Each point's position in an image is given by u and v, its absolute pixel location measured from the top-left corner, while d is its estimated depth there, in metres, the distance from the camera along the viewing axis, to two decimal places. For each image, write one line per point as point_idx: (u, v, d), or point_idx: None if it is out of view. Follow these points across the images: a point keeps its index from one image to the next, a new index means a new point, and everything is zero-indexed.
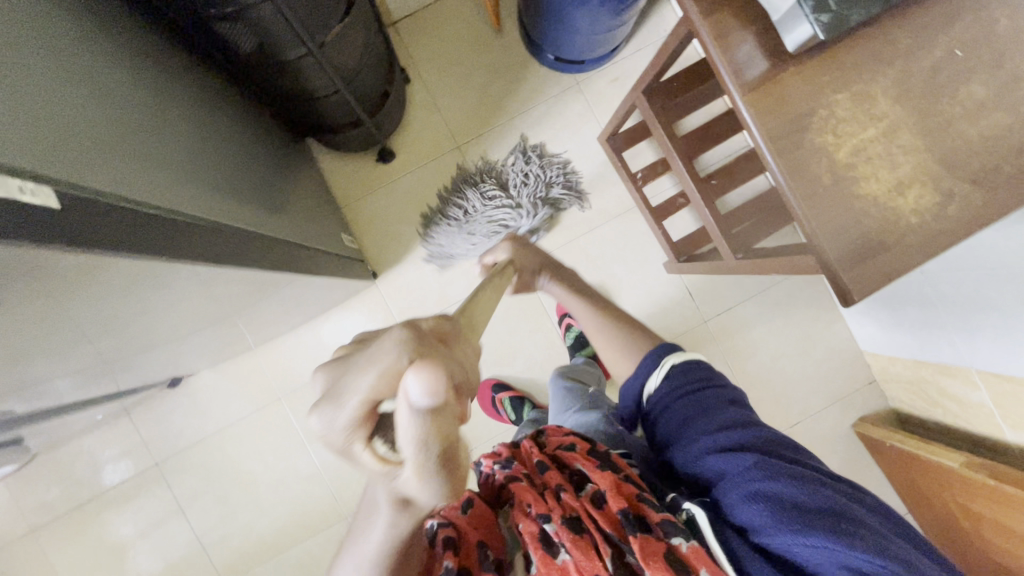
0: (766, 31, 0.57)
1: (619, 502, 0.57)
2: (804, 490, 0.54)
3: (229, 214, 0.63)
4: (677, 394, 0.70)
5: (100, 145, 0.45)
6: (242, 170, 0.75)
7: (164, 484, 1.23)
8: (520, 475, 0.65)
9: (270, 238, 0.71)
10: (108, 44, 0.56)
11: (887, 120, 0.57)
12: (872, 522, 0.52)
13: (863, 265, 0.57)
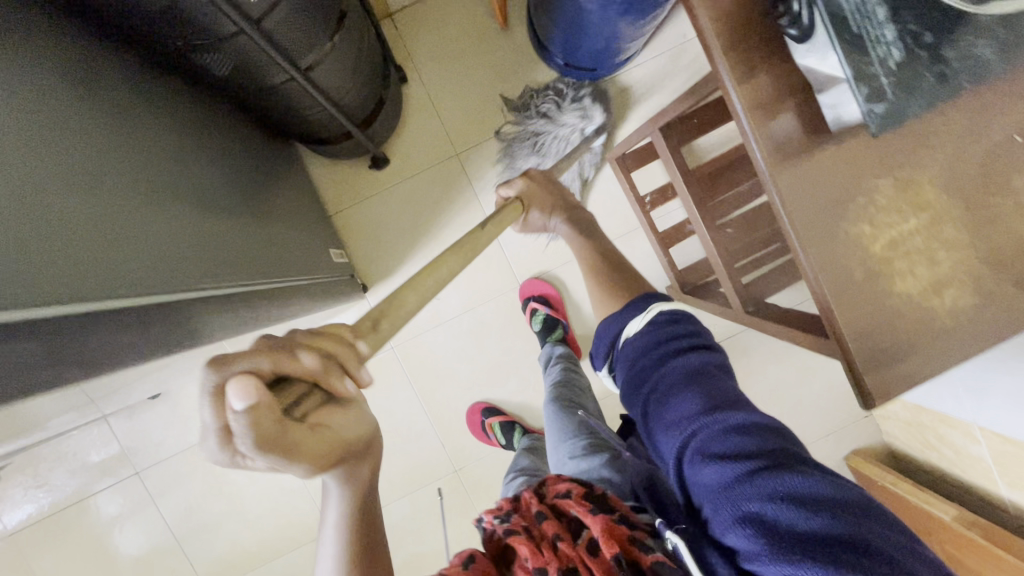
0: (807, 105, 0.51)
1: (612, 548, 0.48)
2: (807, 511, 0.41)
3: (223, 265, 0.58)
4: (659, 360, 0.60)
5: (84, 246, 0.39)
6: (231, 202, 0.69)
7: (144, 493, 1.21)
8: (516, 528, 0.55)
9: (264, 283, 0.67)
10: (85, 99, 0.49)
11: (931, 210, 0.52)
12: (896, 550, 0.39)
13: (888, 369, 0.53)
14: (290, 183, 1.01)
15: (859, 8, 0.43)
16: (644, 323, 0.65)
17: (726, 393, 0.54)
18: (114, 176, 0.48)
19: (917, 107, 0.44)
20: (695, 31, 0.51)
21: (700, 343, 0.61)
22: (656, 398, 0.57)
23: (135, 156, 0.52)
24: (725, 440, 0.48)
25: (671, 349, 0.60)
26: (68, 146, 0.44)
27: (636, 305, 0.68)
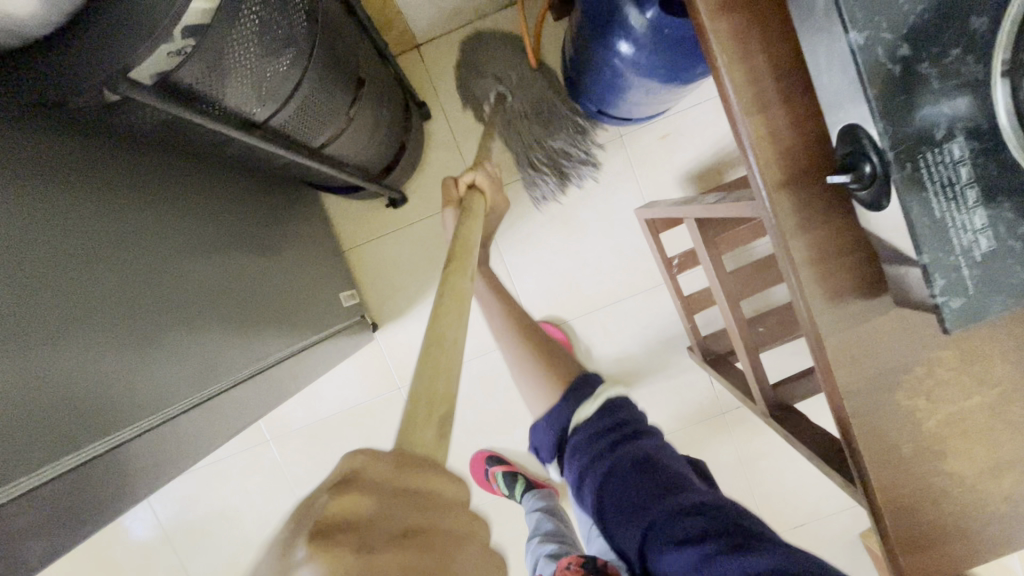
0: (868, 263, 0.45)
1: None
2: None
3: (205, 377, 0.56)
4: (606, 449, 0.59)
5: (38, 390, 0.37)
6: (231, 287, 0.66)
7: (150, 508, 1.24)
8: None
9: (252, 374, 0.66)
10: (67, 209, 0.46)
11: (999, 390, 0.46)
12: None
13: (929, 552, 0.48)
14: (300, 226, 0.97)
15: (945, 188, 0.37)
16: (592, 407, 0.65)
17: (668, 466, 0.56)
18: (95, 317, 0.45)
19: (997, 308, 0.38)
20: (744, 168, 0.46)
21: (635, 423, 0.62)
22: (606, 485, 0.56)
23: (125, 268, 0.50)
24: (673, 521, 0.48)
25: (608, 435, 0.61)
26: (54, 294, 0.42)
27: (577, 390, 0.67)
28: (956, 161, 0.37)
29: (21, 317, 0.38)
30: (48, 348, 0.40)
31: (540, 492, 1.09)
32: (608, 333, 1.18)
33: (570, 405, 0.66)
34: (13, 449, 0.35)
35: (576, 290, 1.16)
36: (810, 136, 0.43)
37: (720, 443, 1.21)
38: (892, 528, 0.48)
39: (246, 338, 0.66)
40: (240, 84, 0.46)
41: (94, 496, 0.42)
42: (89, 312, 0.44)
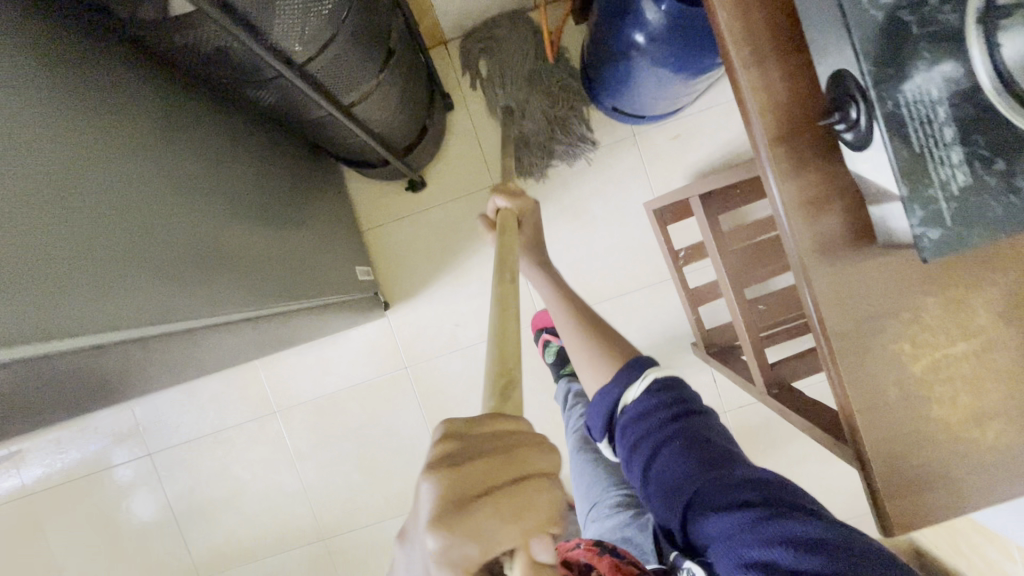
0: (857, 210, 0.47)
1: None
2: (821, 555, 0.45)
3: (238, 295, 0.60)
4: (656, 424, 0.64)
5: (85, 261, 0.42)
6: (254, 232, 0.71)
7: (153, 472, 1.27)
8: None
9: (271, 312, 0.70)
10: (114, 123, 0.51)
11: (982, 339, 0.47)
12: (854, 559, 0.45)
13: (913, 497, 0.49)
14: (321, 200, 1.03)
15: (924, 125, 0.40)
16: (643, 392, 0.68)
17: (716, 442, 0.60)
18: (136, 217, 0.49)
19: (975, 238, 0.41)
20: (743, 121, 0.49)
21: (688, 402, 0.66)
22: (655, 455, 0.61)
23: (159, 180, 0.55)
24: (720, 487, 0.53)
25: (660, 411, 0.65)
26: (102, 190, 0.47)
27: (629, 373, 0.71)
28: (934, 101, 0.40)
29: (72, 198, 0.43)
30: (96, 223, 0.44)
31: None
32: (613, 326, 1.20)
33: (622, 389, 0.70)
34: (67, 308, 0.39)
35: (584, 281, 1.19)
36: (803, 88, 0.47)
37: None
38: (876, 472, 0.49)
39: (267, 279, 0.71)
40: (285, 21, 0.52)
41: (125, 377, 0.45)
42: (130, 212, 0.49)
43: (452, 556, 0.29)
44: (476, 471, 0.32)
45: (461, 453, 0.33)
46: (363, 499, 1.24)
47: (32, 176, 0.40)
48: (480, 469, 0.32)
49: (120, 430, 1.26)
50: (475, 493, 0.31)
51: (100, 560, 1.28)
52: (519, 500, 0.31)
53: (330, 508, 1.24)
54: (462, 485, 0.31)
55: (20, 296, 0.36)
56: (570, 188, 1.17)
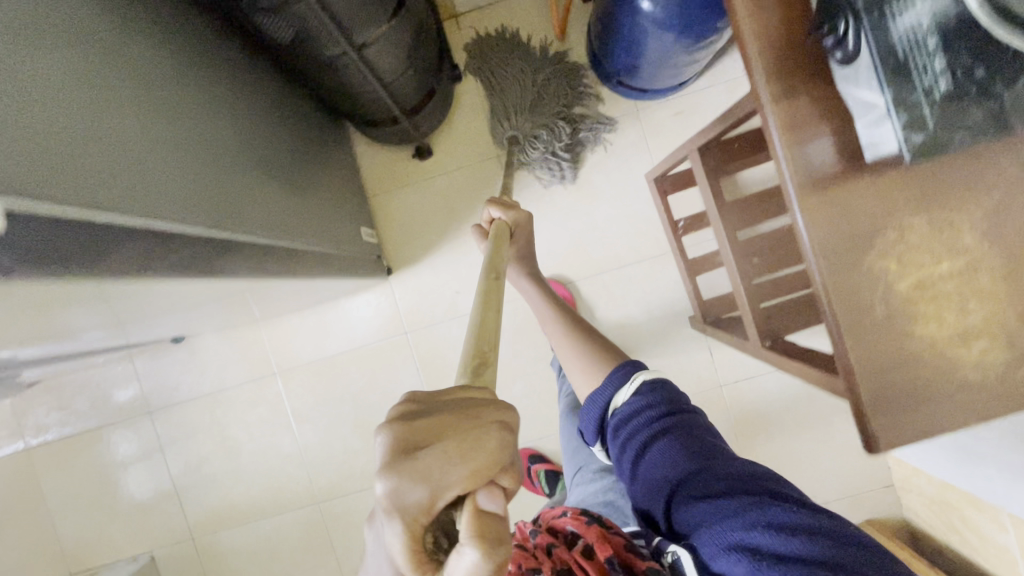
0: (846, 131, 0.49)
1: (605, 551, 0.59)
2: (799, 538, 0.47)
3: (234, 219, 0.61)
4: (643, 424, 0.65)
5: (104, 140, 0.44)
6: (258, 166, 0.73)
7: (153, 430, 1.29)
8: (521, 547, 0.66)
9: (276, 244, 0.71)
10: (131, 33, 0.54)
11: (968, 258, 0.49)
12: (838, 544, 0.46)
13: (898, 414, 0.50)
14: (328, 159, 1.05)
15: (910, 37, 0.42)
16: (630, 394, 0.69)
17: (700, 438, 0.61)
18: (149, 118, 0.51)
19: (956, 140, 0.44)
20: (738, 46, 0.50)
21: (673, 400, 0.67)
22: (642, 454, 0.62)
23: (163, 99, 0.55)
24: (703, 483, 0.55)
25: (645, 411, 0.66)
26: (120, 86, 0.49)
27: (616, 377, 0.71)
28: (918, 15, 0.41)
29: (93, 85, 0.45)
30: (107, 114, 0.45)
31: None
32: (612, 298, 1.21)
33: (613, 391, 0.71)
34: (95, 179, 0.41)
35: (584, 253, 1.21)
36: (794, 12, 0.49)
37: (716, 418, 1.21)
38: (860, 388, 0.50)
39: (271, 211, 0.73)
40: None
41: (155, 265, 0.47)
42: (144, 112, 0.51)
43: (399, 505, 0.29)
44: (426, 422, 0.31)
45: (424, 409, 0.33)
46: (359, 463, 1.26)
47: (56, 56, 0.42)
48: (432, 422, 0.32)
49: (122, 387, 1.27)
50: (426, 441, 0.31)
51: (97, 515, 1.30)
52: (467, 442, 0.30)
53: (327, 470, 1.26)
54: (413, 436, 0.31)
55: (46, 153, 0.37)
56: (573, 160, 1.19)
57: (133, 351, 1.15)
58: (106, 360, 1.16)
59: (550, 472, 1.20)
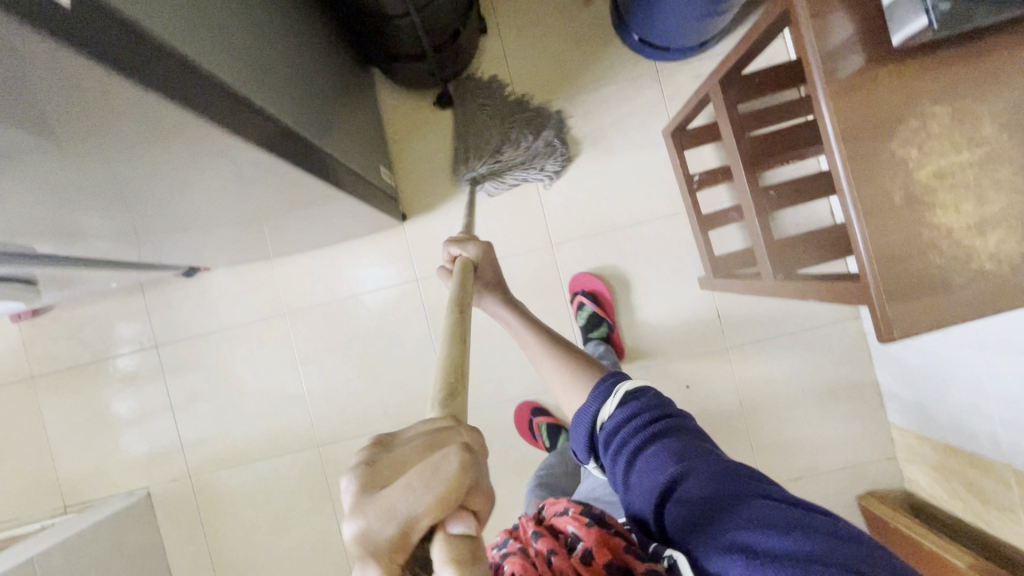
0: (874, 17, 0.50)
1: (603, 557, 0.56)
2: (793, 534, 0.45)
3: (256, 94, 0.64)
4: (632, 432, 0.64)
5: None
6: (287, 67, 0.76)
7: (158, 364, 1.29)
8: (514, 550, 0.62)
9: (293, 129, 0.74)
10: None
11: (987, 149, 0.50)
12: (834, 536, 0.45)
13: (913, 300, 0.51)
14: (356, 99, 1.08)
15: None
16: (616, 408, 0.68)
17: (691, 443, 0.60)
18: None
19: (982, 11, 0.45)
20: None
21: (660, 409, 0.67)
22: (634, 461, 0.62)
23: None
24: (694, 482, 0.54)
25: (634, 420, 0.66)
26: None
27: (601, 394, 0.71)
28: None
29: None
30: None
31: None
32: (623, 256, 1.22)
33: (597, 407, 0.71)
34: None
35: (597, 209, 1.22)
36: None
37: (722, 381, 1.21)
38: (876, 274, 0.51)
39: (293, 109, 0.75)
40: None
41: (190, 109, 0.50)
42: None
43: (370, 551, 0.27)
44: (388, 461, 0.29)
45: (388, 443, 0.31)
46: (361, 408, 1.26)
47: None
48: (395, 458, 0.29)
49: (132, 318, 1.29)
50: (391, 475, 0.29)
51: (96, 448, 1.30)
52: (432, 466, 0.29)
53: (329, 413, 1.26)
54: (379, 477, 0.29)
55: None
56: (591, 118, 1.21)
57: (145, 276, 1.17)
58: (119, 283, 1.18)
59: (551, 425, 1.17)
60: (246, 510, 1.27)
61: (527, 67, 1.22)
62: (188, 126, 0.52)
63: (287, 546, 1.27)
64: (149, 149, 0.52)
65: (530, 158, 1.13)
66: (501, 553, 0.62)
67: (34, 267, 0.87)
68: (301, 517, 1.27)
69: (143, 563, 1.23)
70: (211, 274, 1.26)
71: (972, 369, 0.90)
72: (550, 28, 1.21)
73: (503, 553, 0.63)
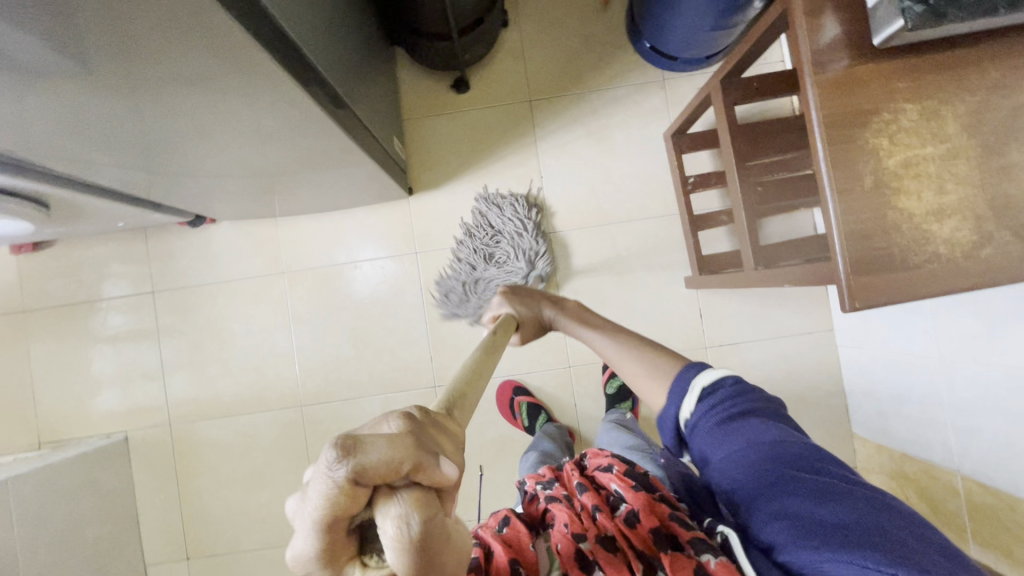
0: (859, 21, 0.56)
1: (651, 520, 0.62)
2: (840, 506, 0.50)
3: (290, 30, 0.68)
4: (709, 422, 0.63)
5: None
6: (319, 20, 0.81)
7: (151, 311, 1.31)
8: (560, 496, 0.70)
9: (319, 72, 0.79)
10: None
11: (949, 146, 0.56)
12: (871, 503, 0.51)
13: (875, 275, 0.56)
14: (379, 72, 1.14)
15: None
16: (692, 400, 0.65)
17: (773, 433, 0.60)
18: None
19: (952, 15, 0.51)
20: None
21: (743, 402, 0.63)
22: (708, 449, 0.62)
23: None
24: (767, 472, 0.55)
25: (710, 411, 0.63)
26: None
27: (677, 389, 0.67)
28: None
29: None
30: None
31: (559, 426, 1.18)
32: (616, 249, 1.27)
33: (676, 408, 0.66)
34: None
35: (596, 203, 1.27)
36: None
37: None
38: (846, 249, 0.56)
39: (321, 59, 0.80)
40: None
41: (231, 22, 0.54)
42: None
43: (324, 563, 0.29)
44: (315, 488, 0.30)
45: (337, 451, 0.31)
46: (348, 372, 1.28)
47: None
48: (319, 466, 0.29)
49: (132, 263, 1.31)
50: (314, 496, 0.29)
51: (78, 387, 1.31)
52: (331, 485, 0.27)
53: (315, 374, 1.28)
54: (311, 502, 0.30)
55: None
56: (598, 116, 1.28)
57: (149, 218, 1.20)
58: (124, 224, 1.20)
59: (531, 405, 1.22)
60: (222, 464, 1.28)
61: (543, 62, 1.28)
62: (225, 40, 0.55)
63: (259, 503, 1.28)
64: (184, 59, 0.56)
65: (519, 228, 1.23)
66: (547, 496, 0.71)
67: (50, 188, 0.90)
68: (275, 475, 1.28)
69: (113, 506, 1.23)
70: (215, 228, 1.30)
71: (930, 380, 0.96)
72: (568, 28, 1.28)
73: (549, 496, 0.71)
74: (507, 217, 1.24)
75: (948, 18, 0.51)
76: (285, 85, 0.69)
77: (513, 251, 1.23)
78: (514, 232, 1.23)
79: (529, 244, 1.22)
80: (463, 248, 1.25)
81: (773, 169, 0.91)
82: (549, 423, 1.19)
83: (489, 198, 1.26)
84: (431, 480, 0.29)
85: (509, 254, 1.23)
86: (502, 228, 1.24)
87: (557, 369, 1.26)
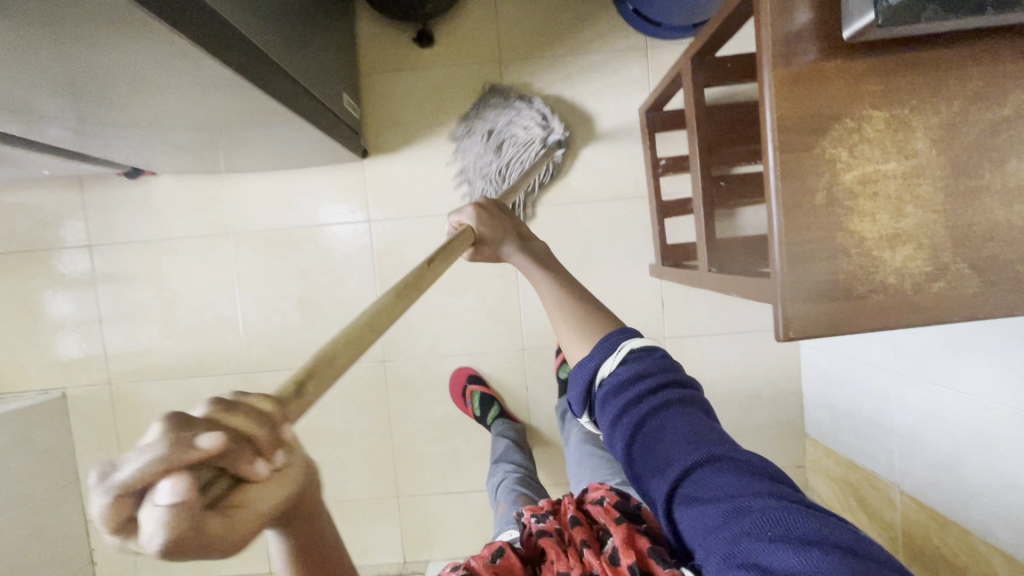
0: (831, 9, 0.48)
1: (629, 555, 0.55)
2: (809, 551, 0.41)
3: None
4: (637, 397, 0.55)
5: None
6: None
7: (87, 264, 1.24)
8: (551, 531, 0.65)
9: (247, 31, 0.71)
10: None
11: (916, 162, 0.49)
12: (845, 545, 0.41)
13: (816, 302, 0.51)
14: (330, 20, 1.03)
15: None
16: (617, 363, 0.57)
17: (703, 424, 0.53)
18: None
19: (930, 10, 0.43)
20: None
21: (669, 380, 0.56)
22: (639, 433, 0.53)
23: None
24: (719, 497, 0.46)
25: (638, 382, 0.55)
26: None
27: (601, 349, 0.58)
28: None
29: None
30: None
31: (510, 424, 1.18)
32: (580, 229, 1.20)
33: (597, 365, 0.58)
34: None
35: (562, 179, 1.19)
36: None
37: None
38: (787, 274, 0.51)
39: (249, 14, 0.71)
40: None
41: None
42: None
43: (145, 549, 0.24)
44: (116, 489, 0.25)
45: None
46: (294, 341, 1.24)
47: None
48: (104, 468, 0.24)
49: (67, 215, 1.23)
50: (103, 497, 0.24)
51: (11, 336, 1.26)
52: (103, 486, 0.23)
53: (259, 341, 1.24)
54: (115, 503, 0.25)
55: None
56: (571, 83, 1.18)
57: (81, 168, 1.12)
58: (51, 171, 1.12)
59: (484, 395, 1.17)
60: None
61: (516, 18, 1.17)
62: None
63: None
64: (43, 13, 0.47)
65: (528, 119, 1.13)
66: (537, 529, 0.65)
67: None
68: None
69: (50, 462, 1.20)
70: (155, 180, 1.21)
71: (882, 392, 0.93)
72: None
73: (540, 529, 0.66)
74: (513, 110, 1.14)
75: (924, 15, 0.43)
76: (192, 52, 0.60)
77: (524, 140, 1.13)
78: (523, 123, 1.13)
79: (538, 118, 1.13)
80: (472, 147, 1.16)
81: (741, 161, 0.83)
82: (499, 417, 1.17)
83: (487, 93, 1.16)
84: (188, 462, 0.22)
85: (522, 144, 1.13)
86: (509, 120, 1.14)
87: (510, 351, 1.22)
